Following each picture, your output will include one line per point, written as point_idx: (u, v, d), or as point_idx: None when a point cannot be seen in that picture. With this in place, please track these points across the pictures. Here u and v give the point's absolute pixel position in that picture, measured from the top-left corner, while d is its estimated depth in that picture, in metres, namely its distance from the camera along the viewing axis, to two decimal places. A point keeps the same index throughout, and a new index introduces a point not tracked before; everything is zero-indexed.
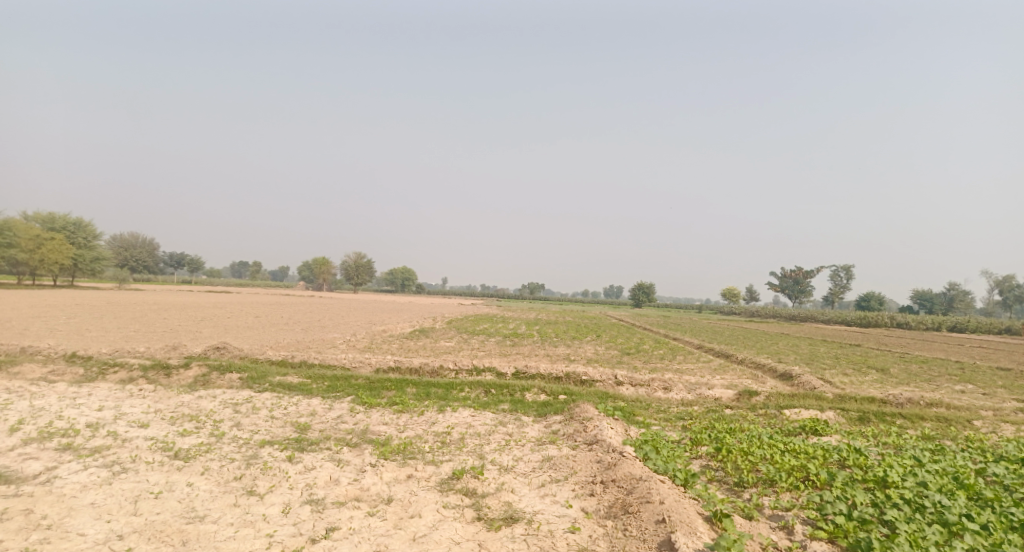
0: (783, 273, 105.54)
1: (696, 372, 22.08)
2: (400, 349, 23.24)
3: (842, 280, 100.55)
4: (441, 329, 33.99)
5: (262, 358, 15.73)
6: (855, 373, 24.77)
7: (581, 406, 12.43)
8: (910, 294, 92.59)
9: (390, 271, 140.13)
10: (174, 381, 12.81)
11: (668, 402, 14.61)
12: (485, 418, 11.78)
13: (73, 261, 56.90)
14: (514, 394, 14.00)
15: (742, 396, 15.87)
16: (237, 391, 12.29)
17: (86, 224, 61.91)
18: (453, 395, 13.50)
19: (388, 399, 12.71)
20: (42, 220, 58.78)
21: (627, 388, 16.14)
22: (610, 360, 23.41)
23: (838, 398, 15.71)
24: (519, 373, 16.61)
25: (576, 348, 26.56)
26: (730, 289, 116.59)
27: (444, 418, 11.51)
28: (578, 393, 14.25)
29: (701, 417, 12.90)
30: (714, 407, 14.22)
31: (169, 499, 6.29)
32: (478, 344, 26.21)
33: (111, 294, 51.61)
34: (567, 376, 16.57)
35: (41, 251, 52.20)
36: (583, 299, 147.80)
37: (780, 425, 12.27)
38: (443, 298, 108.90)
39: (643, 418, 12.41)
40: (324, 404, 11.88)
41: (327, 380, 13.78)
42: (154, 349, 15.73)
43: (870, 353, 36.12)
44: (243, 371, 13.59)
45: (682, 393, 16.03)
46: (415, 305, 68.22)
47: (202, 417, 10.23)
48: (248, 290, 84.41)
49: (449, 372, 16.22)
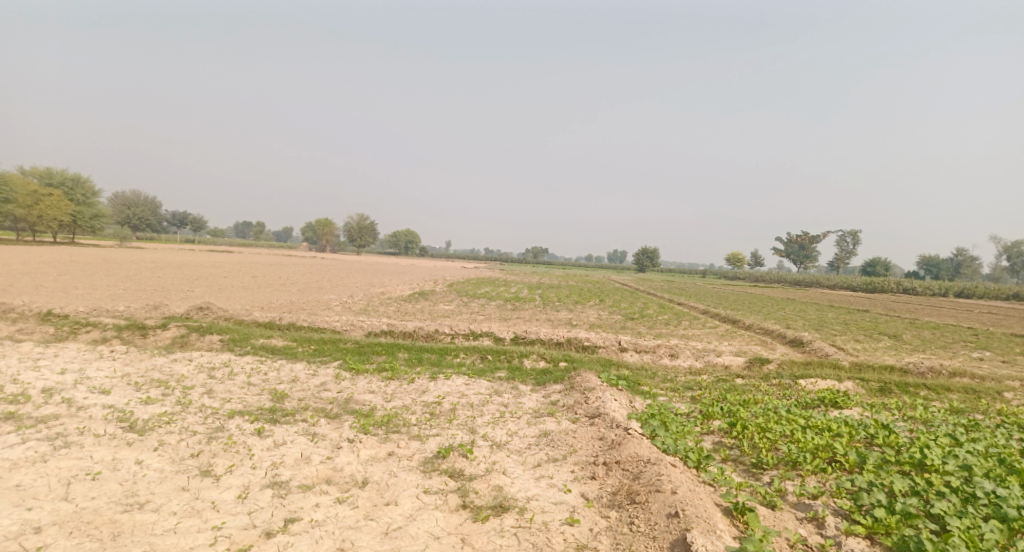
0: (790, 238, 103.81)
1: (703, 338, 21.25)
2: (396, 311, 22.45)
3: (850, 245, 98.99)
4: (441, 291, 33.20)
5: (248, 320, 14.87)
6: (867, 340, 23.90)
7: (583, 374, 11.61)
8: (918, 260, 91.13)
9: (393, 232, 138.85)
10: (150, 342, 11.94)
11: (675, 370, 13.77)
12: (479, 387, 10.98)
13: (72, 217, 55.85)
14: (512, 361, 13.21)
15: (753, 365, 15.03)
16: (216, 355, 11.46)
17: (83, 179, 60.51)
18: (446, 361, 12.70)
19: (376, 365, 11.95)
20: (39, 175, 57.48)
21: (632, 355, 15.32)
22: (614, 325, 22.57)
23: (854, 367, 14.87)
24: (518, 338, 15.81)
25: (578, 313, 25.72)
26: (735, 253, 115.01)
27: (435, 386, 10.72)
28: (579, 360, 13.44)
29: (711, 387, 12.11)
30: (724, 376, 13.41)
31: (109, 482, 5.48)
32: (477, 308, 25.35)
33: (111, 251, 50.84)
34: (568, 342, 15.75)
35: (40, 207, 51.23)
36: (586, 263, 146.67)
37: (796, 397, 11.45)
38: (447, 260, 107.75)
39: (649, 388, 11.62)
40: (307, 371, 11.07)
41: (314, 344, 12.98)
42: (134, 308, 14.83)
43: (880, 319, 35.22)
44: (224, 333, 12.75)
45: (690, 360, 15.21)
46: (417, 266, 67.29)
47: (172, 383, 9.29)
48: (250, 251, 83.62)
49: (445, 336, 15.43)
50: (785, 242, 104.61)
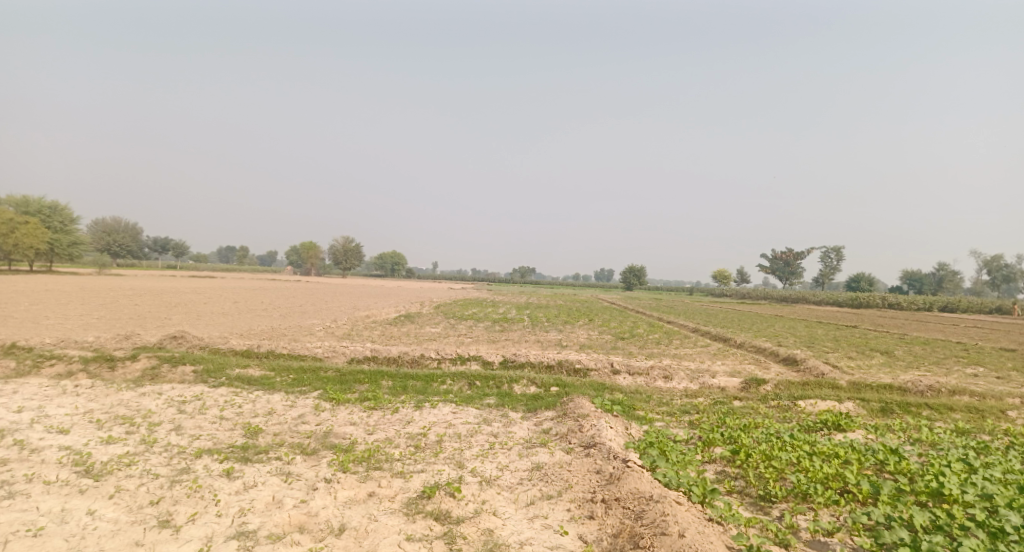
0: (774, 255, 104.82)
1: (695, 358, 20.89)
2: (381, 336, 21.82)
3: (833, 261, 100.24)
4: (428, 314, 32.60)
5: (225, 348, 14.22)
6: (859, 357, 23.74)
7: (576, 400, 11.15)
8: (899, 275, 92.38)
9: (379, 255, 137.91)
10: (118, 375, 11.26)
11: (670, 393, 13.35)
12: (468, 415, 10.46)
13: (49, 246, 54.51)
14: (501, 387, 12.71)
15: (749, 386, 14.67)
16: (188, 387, 10.82)
17: (61, 206, 59.28)
18: (432, 389, 12.17)
19: (359, 394, 11.39)
20: (15, 203, 56.19)
21: (625, 378, 14.89)
22: (605, 346, 22.14)
23: (851, 386, 14.58)
24: (507, 362, 15.31)
25: (568, 334, 25.27)
26: (721, 271, 115.92)
27: (421, 416, 10.19)
28: (571, 385, 12.97)
29: (708, 411, 11.72)
30: (721, 398, 13.02)
31: (53, 538, 4.91)
32: (465, 330, 24.81)
33: (89, 279, 49.51)
34: (559, 365, 15.29)
35: (16, 235, 50.02)
36: (574, 282, 146.60)
37: (797, 420, 11.10)
38: (434, 281, 107.09)
39: (644, 413, 11.19)
40: (285, 402, 10.47)
41: (293, 373, 12.38)
42: (104, 338, 14.12)
43: (869, 335, 35.23)
44: (198, 363, 12.10)
45: (684, 382, 14.81)
46: (404, 289, 66.58)
47: (138, 419, 8.67)
48: (235, 276, 82.32)
49: (432, 361, 14.90)
50: (769, 259, 105.58)
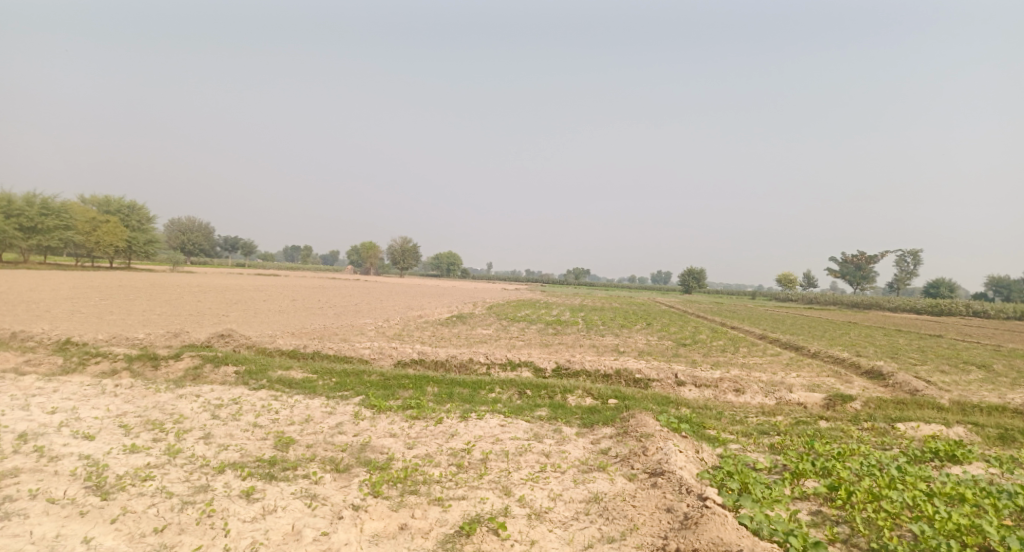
0: (844, 258, 98.01)
1: (767, 369, 19.03)
2: (430, 337, 21.21)
3: (911, 265, 92.70)
4: (479, 314, 32.00)
5: (270, 349, 13.90)
6: (956, 371, 21.01)
7: (638, 416, 9.95)
8: (988, 280, 84.14)
9: (434, 256, 139.60)
10: (160, 375, 11.03)
11: (744, 410, 11.86)
12: (517, 430, 9.49)
13: (128, 243, 57.97)
14: (554, 397, 11.64)
15: (835, 404, 12.91)
16: (227, 390, 10.42)
17: (139, 207, 63.00)
18: (480, 398, 11.27)
19: (402, 401, 10.65)
20: (99, 204, 60.04)
21: (691, 390, 13.46)
22: (666, 353, 20.58)
23: (959, 408, 12.53)
24: (560, 369, 14.20)
25: (625, 338, 23.86)
26: (786, 275, 109.65)
27: (466, 429, 9.31)
28: (632, 398, 11.73)
29: (791, 433, 10.18)
30: (804, 417, 11.42)
31: None
32: (517, 333, 23.83)
33: (162, 276, 52.32)
34: (617, 374, 14.03)
35: (97, 234, 53.67)
36: (630, 284, 143.02)
37: (899, 447, 9.36)
38: (487, 281, 107.09)
39: (717, 433, 9.84)
40: (323, 409, 9.85)
41: (336, 377, 11.81)
42: (155, 335, 14.12)
43: (960, 346, 31.65)
44: (240, 365, 11.74)
45: (759, 397, 13.21)
46: (456, 289, 66.66)
47: (168, 425, 8.23)
48: (297, 274, 85.26)
49: (479, 366, 14.04)
50: (839, 262, 98.86)
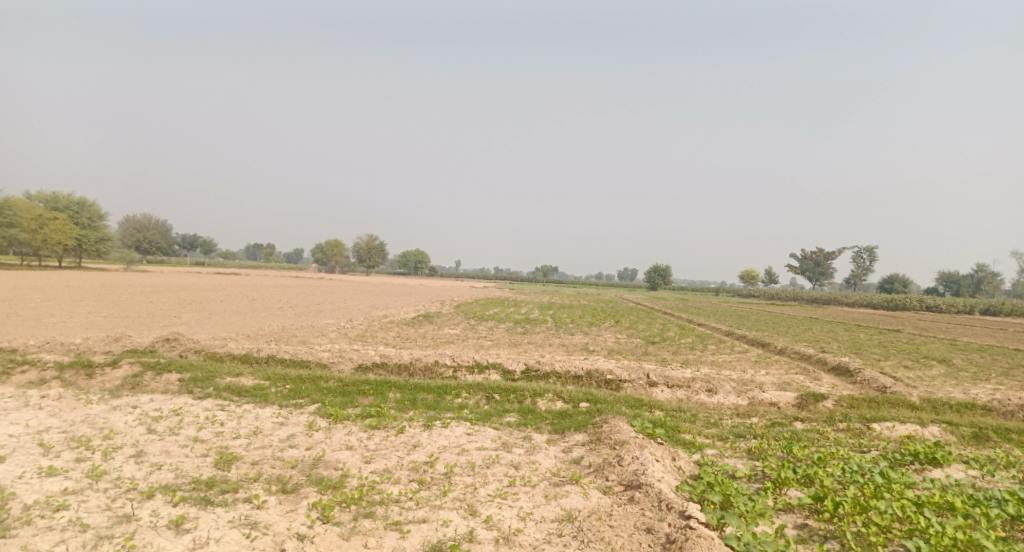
0: (804, 254, 100.88)
1: (736, 367, 18.99)
2: (395, 338, 20.45)
3: (867, 261, 96.07)
4: (447, 314, 31.28)
5: (221, 354, 12.93)
6: (917, 366, 21.49)
7: (612, 422, 9.54)
8: (938, 276, 87.92)
9: (402, 254, 137.42)
10: (94, 385, 9.97)
11: (718, 412, 11.62)
12: (484, 439, 8.94)
13: (77, 242, 54.72)
14: (523, 402, 11.14)
15: (807, 404, 12.84)
16: (168, 400, 9.47)
17: (89, 203, 59.63)
18: (445, 404, 10.68)
19: (361, 410, 9.96)
20: (44, 199, 56.49)
21: (663, 392, 13.15)
22: (636, 352, 20.34)
23: (927, 406, 12.63)
24: (530, 371, 13.70)
25: (595, 337, 23.57)
26: (749, 271, 112.27)
27: (430, 439, 8.71)
28: (604, 401, 11.32)
29: (768, 436, 9.97)
30: (779, 419, 11.25)
31: None
32: (485, 332, 23.26)
33: (114, 276, 49.58)
34: (588, 375, 13.62)
35: (43, 231, 50.47)
36: (598, 281, 144.19)
37: (878, 449, 9.23)
38: (456, 279, 105.82)
39: (691, 439, 9.52)
40: (274, 419, 9.05)
41: (290, 384, 10.99)
42: (92, 340, 12.92)
43: (917, 340, 32.61)
44: (185, 372, 10.77)
45: (731, 397, 13.02)
46: (424, 287, 65.60)
47: (94, 443, 7.23)
48: (259, 273, 82.59)
49: (446, 369, 13.41)
50: (800, 259, 101.68)
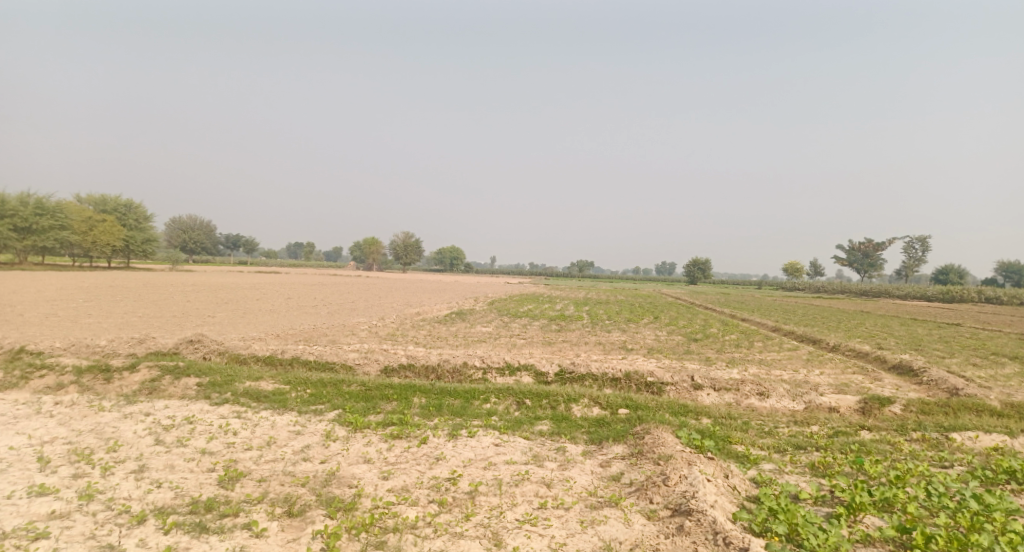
0: (852, 245, 96.08)
1: (787, 366, 17.62)
2: (425, 336, 19.93)
3: (920, 252, 90.85)
4: (480, 310, 30.68)
5: (245, 356, 12.54)
6: (990, 364, 19.58)
7: (656, 434, 8.63)
8: (999, 265, 82.21)
9: (437, 250, 138.15)
10: (111, 390, 9.54)
11: (772, 419, 10.52)
12: (513, 451, 8.17)
13: (125, 243, 56.70)
14: (556, 408, 10.30)
15: (872, 409, 11.56)
16: (184, 407, 8.98)
17: (136, 205, 61.72)
18: (472, 410, 9.96)
19: (383, 417, 9.34)
20: (94, 203, 58.78)
21: (710, 397, 12.08)
22: (677, 351, 19.16)
23: (1012, 412, 11.18)
24: (564, 373, 12.83)
25: (633, 334, 22.48)
26: (793, 263, 107.91)
27: (454, 451, 8.00)
28: (645, 408, 10.38)
29: (832, 449, 8.97)
30: (843, 427, 10.08)
31: None
32: (517, 330, 22.49)
33: (160, 275, 51.12)
34: (627, 378, 12.66)
35: (94, 233, 52.49)
36: (634, 276, 141.33)
37: (966, 465, 8.00)
38: (490, 275, 105.55)
39: (744, 455, 8.53)
40: (290, 428, 8.46)
41: (310, 388, 10.45)
42: (117, 341, 12.68)
43: (983, 335, 30.13)
44: (204, 375, 10.30)
45: (786, 402, 11.85)
46: (458, 284, 65.37)
47: (95, 456, 6.70)
48: (298, 271, 84.41)
49: (474, 371, 12.70)
50: (847, 250, 96.94)
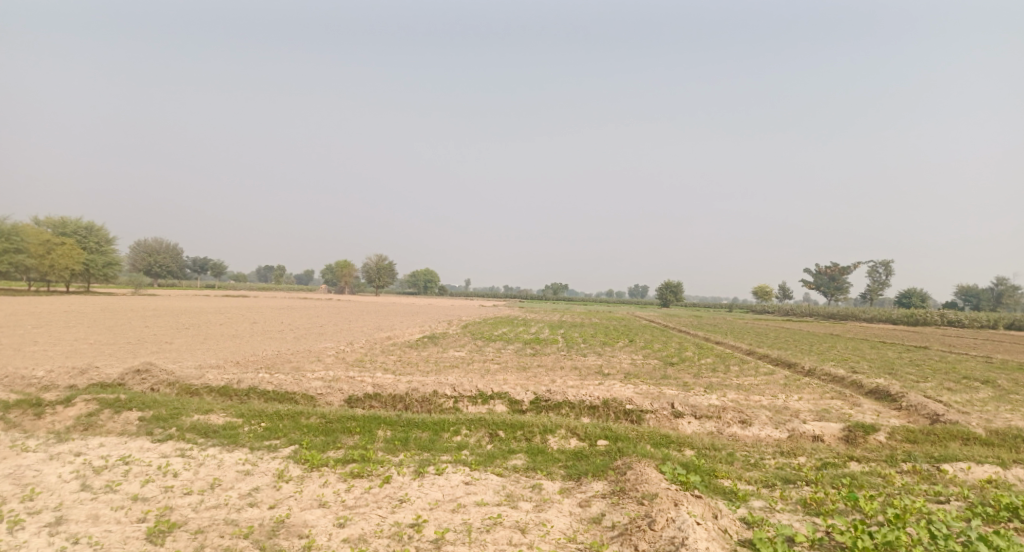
0: (819, 269, 98.45)
1: (765, 392, 17.35)
2: (395, 363, 19.11)
3: (882, 276, 93.68)
4: (454, 334, 29.90)
5: (197, 386, 11.59)
6: (961, 388, 19.71)
7: (639, 469, 8.09)
8: (957, 289, 85.09)
9: (412, 274, 136.76)
10: (40, 427, 8.56)
11: (757, 450, 10.10)
12: (486, 490, 7.51)
13: (84, 266, 54.16)
14: (532, 440, 9.68)
15: (857, 438, 11.28)
16: (121, 444, 8.06)
17: (97, 227, 59.33)
18: (441, 444, 9.27)
19: (344, 453, 8.58)
20: (52, 224, 56.26)
21: (691, 426, 11.63)
22: (655, 375, 18.75)
23: (996, 440, 11.04)
24: (539, 401, 12.23)
25: (610, 359, 22.04)
26: (763, 287, 110.00)
27: (420, 492, 7.30)
28: (626, 439, 9.85)
29: (822, 483, 8.58)
30: (830, 458, 9.73)
31: None
32: (492, 355, 21.83)
33: (121, 300, 48.86)
34: (606, 406, 12.13)
35: (51, 256, 50.11)
36: (609, 299, 142.04)
37: (961, 501, 7.67)
38: (466, 299, 104.42)
39: (731, 491, 8.05)
40: (239, 467, 7.61)
41: (265, 422, 9.61)
42: (54, 371, 11.56)
43: (950, 358, 30.63)
44: (148, 408, 9.37)
45: (768, 430, 11.48)
46: (432, 307, 64.28)
47: (4, 507, 5.79)
48: (268, 295, 82.05)
49: (445, 400, 12.00)
50: (814, 274, 99.31)
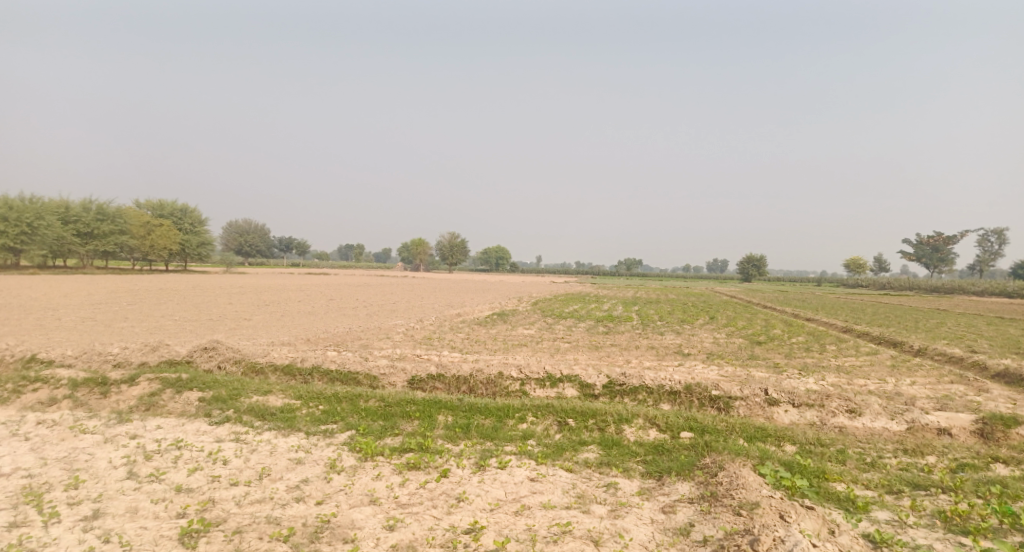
0: (920, 239, 88.91)
1: (871, 375, 15.23)
2: (462, 340, 18.63)
3: (997, 245, 83.21)
4: (523, 311, 29.21)
5: (262, 366, 11.50)
6: None
7: (733, 471, 6.86)
8: None
9: (483, 251, 137.85)
10: (106, 406, 8.62)
11: (875, 446, 8.51)
12: (553, 490, 6.62)
13: (181, 246, 58.37)
14: (605, 430, 8.66)
15: (996, 433, 9.33)
16: (178, 427, 7.90)
17: (191, 210, 63.75)
18: (505, 432, 8.47)
19: (400, 441, 7.96)
20: (152, 207, 61.01)
21: (789, 415, 10.12)
22: (740, 356, 17.03)
23: None
24: (613, 385, 11.15)
25: (689, 337, 20.42)
26: (855, 260, 101.10)
27: (480, 490, 6.52)
28: (715, 433, 8.57)
29: (969, 492, 6.96)
30: (970, 459, 7.97)
31: None
32: (562, 332, 20.92)
33: (214, 278, 52.33)
34: (688, 391, 10.85)
35: (151, 237, 54.32)
36: (683, 275, 136.61)
37: None
38: (537, 275, 103.21)
39: (850, 501, 6.65)
40: (290, 455, 7.18)
41: (323, 404, 9.21)
42: (131, 348, 11.91)
43: None
44: (209, 389, 9.25)
45: (883, 422, 9.75)
46: (503, 284, 64.10)
47: (47, 497, 5.61)
48: (347, 273, 85.39)
49: (510, 382, 11.22)
50: (914, 245, 89.86)
